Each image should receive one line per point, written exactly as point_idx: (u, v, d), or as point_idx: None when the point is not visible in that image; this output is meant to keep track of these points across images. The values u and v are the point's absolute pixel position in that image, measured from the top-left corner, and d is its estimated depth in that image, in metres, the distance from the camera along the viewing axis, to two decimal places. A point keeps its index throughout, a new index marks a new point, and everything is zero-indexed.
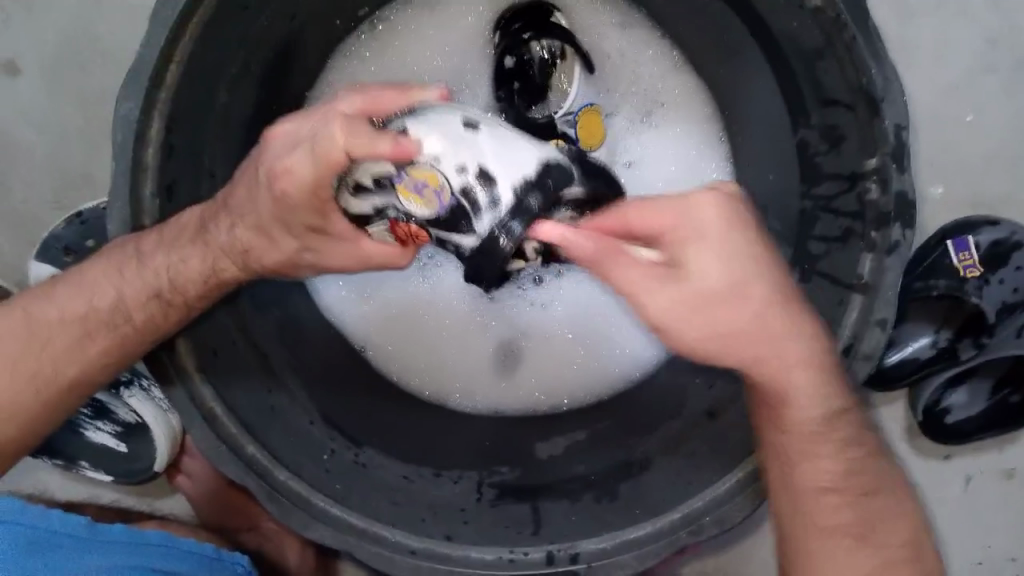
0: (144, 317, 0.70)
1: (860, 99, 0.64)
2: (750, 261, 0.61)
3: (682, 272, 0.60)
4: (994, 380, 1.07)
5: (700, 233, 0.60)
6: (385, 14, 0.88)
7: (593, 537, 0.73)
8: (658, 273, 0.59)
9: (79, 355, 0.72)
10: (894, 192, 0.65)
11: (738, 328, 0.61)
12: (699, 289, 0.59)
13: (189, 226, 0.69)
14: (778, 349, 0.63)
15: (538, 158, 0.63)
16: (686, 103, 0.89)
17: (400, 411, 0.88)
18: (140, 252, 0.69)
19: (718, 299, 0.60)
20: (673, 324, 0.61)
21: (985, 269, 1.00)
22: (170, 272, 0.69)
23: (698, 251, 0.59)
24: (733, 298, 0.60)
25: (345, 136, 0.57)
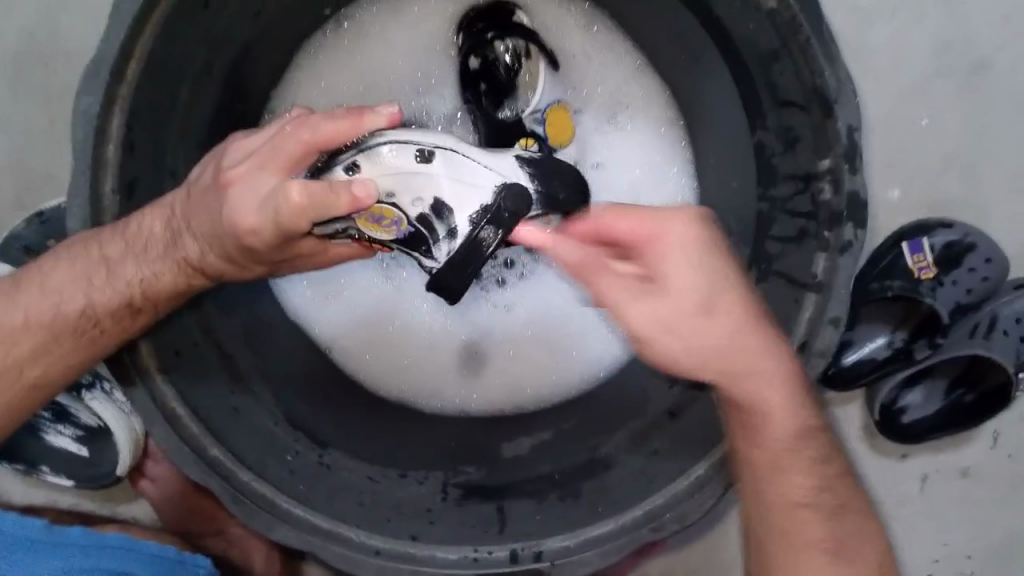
0: (115, 321, 0.69)
1: (815, 102, 0.66)
2: (724, 275, 0.62)
3: (659, 281, 0.62)
4: (948, 379, 1.10)
5: (694, 248, 0.62)
6: (352, 15, 0.88)
7: (557, 535, 0.73)
8: (636, 283, 0.62)
9: (49, 359, 0.71)
10: (847, 192, 0.66)
11: (710, 345, 0.63)
12: (676, 300, 0.61)
13: (156, 238, 0.68)
14: (719, 365, 0.64)
15: (495, 182, 0.65)
16: (650, 104, 0.90)
17: (366, 411, 0.88)
18: (108, 259, 0.68)
19: (696, 311, 0.62)
20: (653, 339, 0.62)
21: (940, 270, 1.03)
22: (143, 283, 0.69)
23: (670, 260, 0.62)
24: (704, 311, 0.62)
25: (304, 201, 0.59)
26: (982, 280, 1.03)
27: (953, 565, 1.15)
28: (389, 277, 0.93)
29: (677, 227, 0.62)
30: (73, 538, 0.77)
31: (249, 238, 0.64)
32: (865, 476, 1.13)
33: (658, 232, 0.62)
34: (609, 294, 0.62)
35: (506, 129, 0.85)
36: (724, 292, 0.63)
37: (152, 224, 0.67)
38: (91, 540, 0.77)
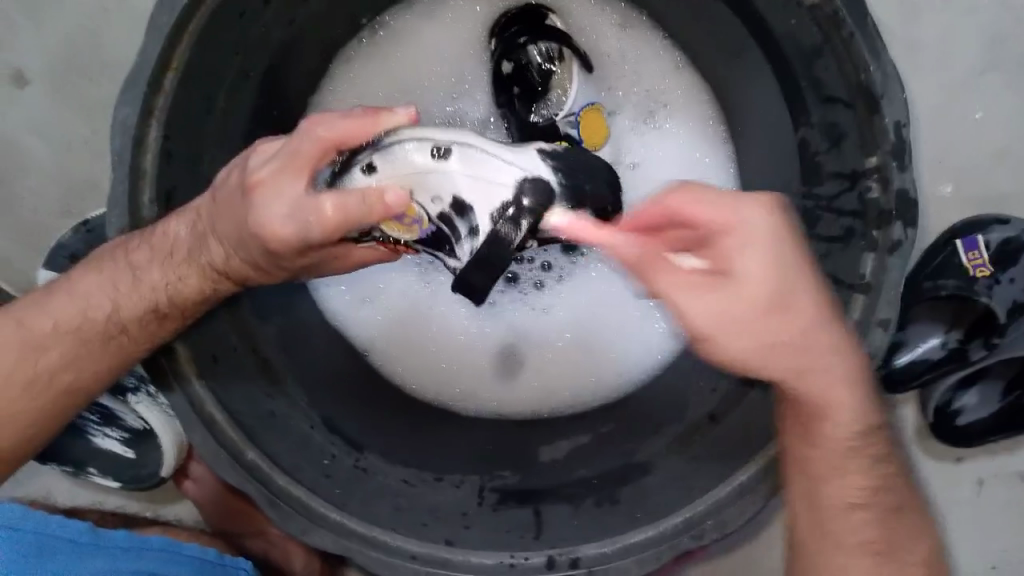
0: (140, 327, 0.69)
1: (859, 97, 0.64)
2: (794, 266, 0.60)
3: (706, 279, 0.59)
4: (1005, 382, 1.06)
5: (768, 241, 0.59)
6: (386, 18, 0.87)
7: (594, 543, 0.72)
8: (704, 274, 0.59)
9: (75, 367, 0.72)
10: (896, 191, 0.63)
11: (784, 342, 0.61)
12: (744, 291, 0.59)
13: (177, 245, 0.68)
14: (782, 363, 0.62)
15: (518, 175, 0.62)
16: (687, 102, 0.89)
17: (401, 414, 0.88)
18: (129, 264, 0.69)
19: (762, 306, 0.59)
20: (730, 340, 0.60)
21: (995, 269, 0.98)
22: (169, 289, 0.69)
23: (745, 250, 0.59)
24: (769, 304, 0.60)
25: (335, 207, 0.59)
26: None
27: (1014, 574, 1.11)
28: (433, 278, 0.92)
29: (737, 217, 0.59)
30: (118, 541, 0.77)
31: (274, 243, 0.63)
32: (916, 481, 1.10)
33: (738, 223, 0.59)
34: (683, 283, 0.59)
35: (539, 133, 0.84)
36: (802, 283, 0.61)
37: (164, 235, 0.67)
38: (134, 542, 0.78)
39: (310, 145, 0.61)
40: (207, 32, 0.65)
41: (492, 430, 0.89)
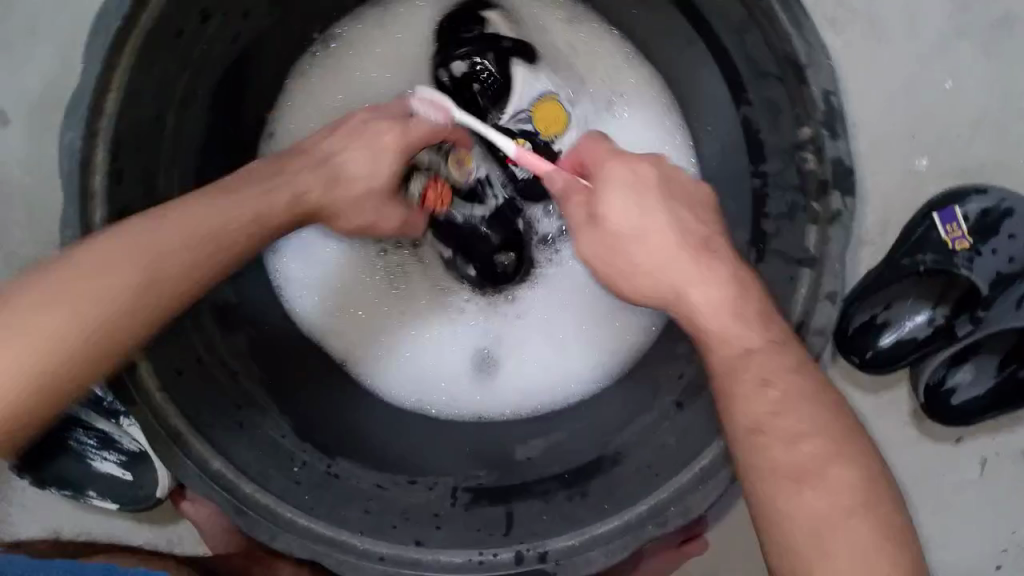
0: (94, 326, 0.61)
1: (788, 70, 0.63)
2: (655, 215, 0.69)
3: (648, 224, 0.68)
4: (998, 357, 1.03)
5: (691, 193, 0.71)
6: (340, 30, 0.89)
7: (562, 535, 0.71)
8: (654, 219, 0.69)
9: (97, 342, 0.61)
10: (831, 160, 0.63)
11: (681, 290, 0.67)
12: (613, 226, 0.69)
13: (172, 228, 0.64)
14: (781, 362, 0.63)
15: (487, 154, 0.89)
16: (643, 90, 0.89)
17: (371, 421, 0.88)
18: (136, 250, 0.62)
19: (688, 251, 0.68)
20: (694, 291, 0.67)
21: (976, 240, 0.96)
22: (156, 256, 0.63)
23: (611, 191, 0.69)
24: (697, 256, 0.67)
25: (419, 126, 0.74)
26: None
27: None
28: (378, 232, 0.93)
29: (618, 173, 0.70)
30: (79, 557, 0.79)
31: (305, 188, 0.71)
32: (915, 464, 1.07)
33: (614, 181, 0.70)
34: (640, 235, 0.68)
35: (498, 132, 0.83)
36: (665, 221, 0.68)
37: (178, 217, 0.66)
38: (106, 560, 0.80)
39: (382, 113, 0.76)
40: (147, 54, 0.67)
41: (468, 433, 0.89)
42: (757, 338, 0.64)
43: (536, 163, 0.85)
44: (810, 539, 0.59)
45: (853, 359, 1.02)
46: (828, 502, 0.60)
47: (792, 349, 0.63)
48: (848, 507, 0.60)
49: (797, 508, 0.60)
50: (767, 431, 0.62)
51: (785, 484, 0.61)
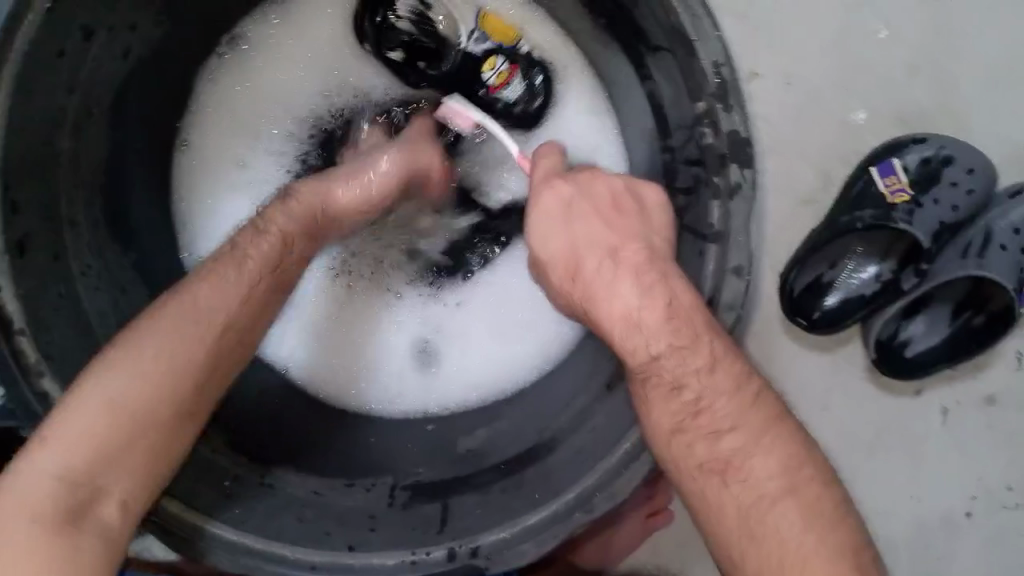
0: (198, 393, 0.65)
1: (676, 42, 0.61)
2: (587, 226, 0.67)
3: (575, 242, 0.67)
4: (952, 306, 1.01)
5: (611, 193, 0.68)
6: (244, 30, 0.88)
7: (493, 528, 0.71)
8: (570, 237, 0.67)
9: (159, 422, 0.60)
10: (726, 133, 0.61)
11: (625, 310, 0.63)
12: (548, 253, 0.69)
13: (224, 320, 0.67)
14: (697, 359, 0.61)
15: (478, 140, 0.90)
16: (573, 65, 0.88)
17: (303, 429, 0.87)
18: (154, 367, 0.61)
19: (609, 264, 0.66)
20: (603, 300, 0.65)
21: (916, 191, 0.95)
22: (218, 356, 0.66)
23: (541, 215, 0.69)
24: (611, 260, 0.66)
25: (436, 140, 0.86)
26: (967, 195, 0.95)
27: (996, 502, 1.06)
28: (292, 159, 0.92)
29: (547, 196, 0.69)
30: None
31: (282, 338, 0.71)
32: (877, 420, 1.06)
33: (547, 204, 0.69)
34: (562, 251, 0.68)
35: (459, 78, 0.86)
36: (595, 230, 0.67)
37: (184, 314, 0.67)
38: None
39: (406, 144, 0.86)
40: (26, 77, 0.65)
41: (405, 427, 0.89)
42: (665, 350, 0.62)
43: (517, 72, 0.86)
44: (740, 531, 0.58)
45: (799, 321, 0.99)
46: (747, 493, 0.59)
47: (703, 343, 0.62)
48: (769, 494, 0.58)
49: (723, 502, 0.59)
50: (698, 424, 0.61)
51: (712, 478, 0.60)
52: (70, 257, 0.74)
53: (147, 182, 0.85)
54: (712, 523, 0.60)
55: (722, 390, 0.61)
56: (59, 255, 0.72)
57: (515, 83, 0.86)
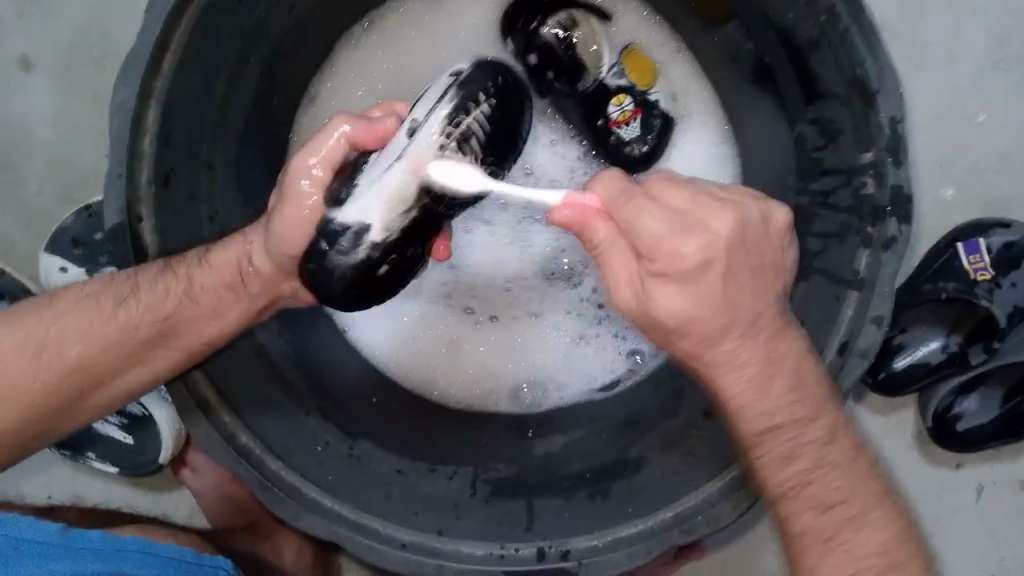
0: (185, 313, 0.71)
1: (856, 93, 0.64)
2: (738, 279, 0.62)
3: (705, 268, 0.61)
4: (1005, 388, 1.00)
5: (766, 255, 0.64)
6: (393, 6, 0.89)
7: (585, 535, 0.72)
8: (697, 288, 0.61)
9: (142, 325, 0.70)
10: (890, 186, 0.64)
11: (755, 370, 0.64)
12: (666, 288, 0.61)
13: (228, 269, 0.72)
14: (746, 381, 0.64)
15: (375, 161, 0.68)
16: (710, 111, 0.88)
17: (384, 412, 0.85)
18: (58, 318, 0.71)
19: (750, 325, 0.63)
20: (728, 374, 0.64)
21: (997, 271, 0.94)
22: (201, 286, 0.71)
23: (648, 214, 0.61)
24: (748, 327, 0.63)
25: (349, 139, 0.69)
26: None
27: None
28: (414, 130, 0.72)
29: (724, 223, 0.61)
30: (84, 541, 0.76)
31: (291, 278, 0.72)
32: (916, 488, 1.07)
33: (699, 233, 0.61)
34: (678, 281, 0.61)
35: (594, 101, 0.85)
36: (747, 295, 0.62)
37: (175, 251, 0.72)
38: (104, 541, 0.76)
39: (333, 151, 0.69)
40: (208, 17, 0.66)
41: (455, 419, 0.88)
42: (778, 398, 0.64)
43: (639, 115, 0.85)
44: (817, 540, 0.64)
45: (866, 378, 1.00)
46: (833, 518, 0.64)
47: (801, 397, 0.64)
48: (851, 518, 0.64)
49: (806, 524, 0.64)
50: (790, 462, 0.64)
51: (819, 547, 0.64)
52: (203, 202, 0.75)
53: (271, 139, 0.85)
54: (794, 533, 0.65)
55: (818, 434, 0.64)
56: (194, 197, 0.73)
57: (634, 124, 0.85)
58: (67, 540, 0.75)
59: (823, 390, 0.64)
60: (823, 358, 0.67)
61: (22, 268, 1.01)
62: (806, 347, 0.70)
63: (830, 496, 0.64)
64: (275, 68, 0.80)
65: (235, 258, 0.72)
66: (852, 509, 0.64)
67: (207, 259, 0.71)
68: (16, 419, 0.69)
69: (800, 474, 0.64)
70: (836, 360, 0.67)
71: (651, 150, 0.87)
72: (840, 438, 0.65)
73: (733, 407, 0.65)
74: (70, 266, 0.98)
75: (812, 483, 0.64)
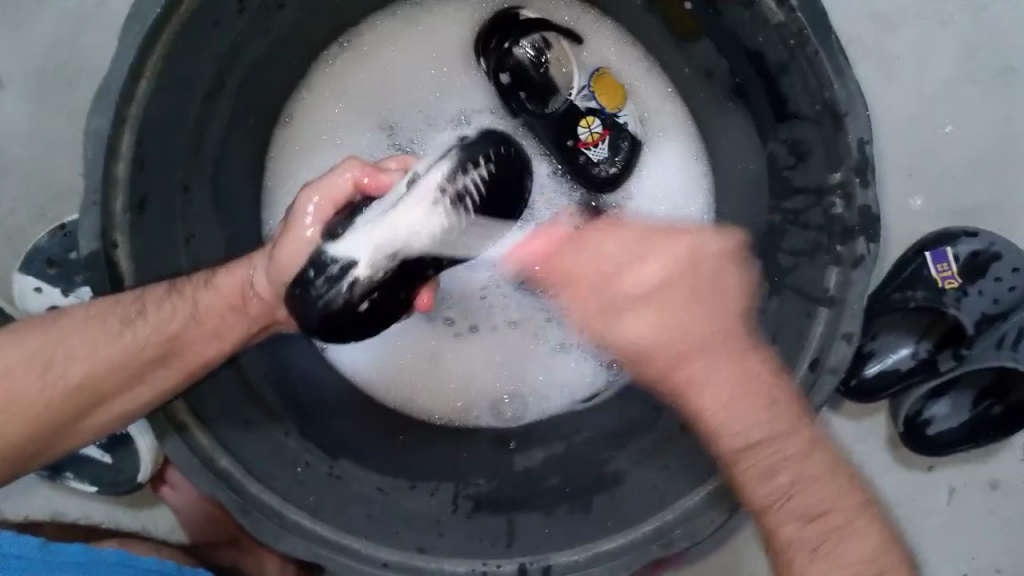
0: (194, 334, 0.72)
1: (824, 115, 0.65)
2: (683, 311, 0.70)
3: (655, 289, 0.72)
4: (977, 390, 1.02)
5: (726, 281, 0.73)
6: (368, 24, 0.89)
7: (565, 550, 0.73)
8: (658, 308, 0.71)
9: (151, 347, 0.71)
10: (859, 206, 0.66)
11: (726, 388, 0.68)
12: (631, 316, 0.72)
13: (233, 289, 0.73)
14: (709, 390, 0.68)
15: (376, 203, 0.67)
16: (676, 130, 0.89)
17: (360, 430, 0.85)
18: (64, 335, 0.70)
19: (711, 348, 0.69)
20: (702, 390, 0.69)
21: (964, 279, 0.95)
22: (207, 305, 0.72)
23: (644, 303, 0.71)
24: (693, 348, 0.69)
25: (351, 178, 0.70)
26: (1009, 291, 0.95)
27: None
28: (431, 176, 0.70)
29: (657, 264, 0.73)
30: (71, 555, 0.76)
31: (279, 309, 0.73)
32: None
33: (649, 264, 0.73)
34: (648, 305, 0.71)
35: (566, 123, 0.87)
36: (684, 314, 0.70)
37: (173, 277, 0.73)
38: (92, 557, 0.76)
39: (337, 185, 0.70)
40: (182, 42, 0.66)
41: (436, 434, 0.88)
42: (754, 416, 0.67)
43: (608, 137, 0.87)
44: (805, 553, 0.65)
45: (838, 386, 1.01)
46: (818, 529, 0.65)
47: (779, 411, 0.66)
48: (838, 527, 0.65)
49: (789, 536, 0.66)
50: (774, 476, 0.66)
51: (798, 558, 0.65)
52: (179, 225, 0.75)
53: (247, 158, 0.85)
54: (779, 547, 0.66)
55: (795, 448, 0.66)
56: (170, 220, 0.74)
57: (603, 146, 0.87)
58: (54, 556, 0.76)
59: (786, 398, 0.67)
60: (795, 374, 0.69)
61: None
62: (779, 363, 0.72)
63: (812, 508, 0.65)
64: (250, 88, 0.80)
65: (239, 281, 0.73)
66: (837, 519, 0.65)
67: (211, 282, 0.73)
68: (18, 435, 0.69)
69: (784, 485, 0.66)
70: (808, 376, 0.69)
71: (619, 174, 0.88)
72: (815, 453, 0.67)
73: (706, 425, 0.69)
74: (45, 286, 0.97)
75: (795, 496, 0.66)
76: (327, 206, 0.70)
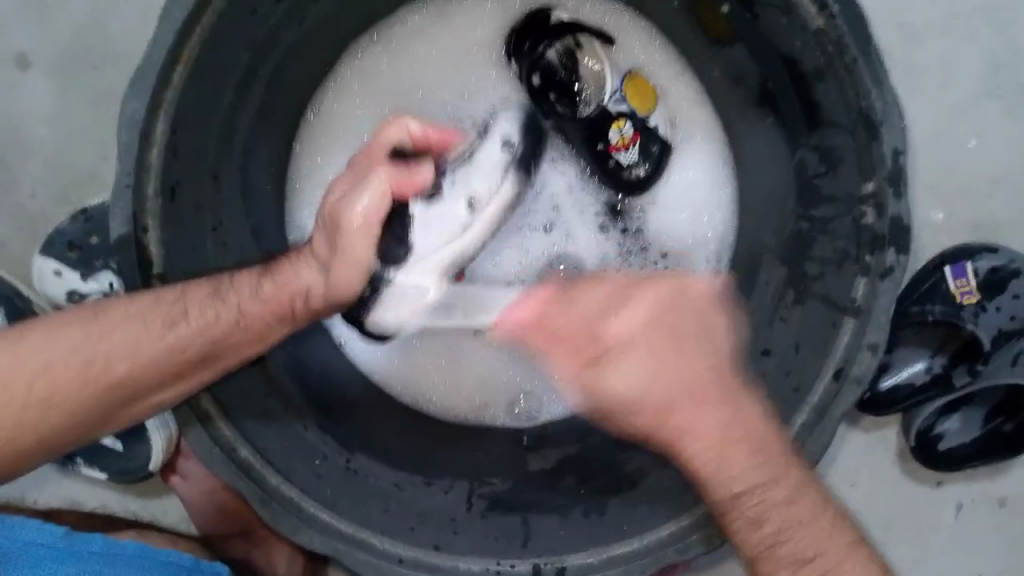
0: (238, 340, 0.72)
1: (860, 124, 0.65)
2: (669, 360, 0.67)
3: (639, 335, 0.67)
4: (989, 407, 1.00)
5: (711, 324, 0.70)
6: (400, 19, 0.89)
7: (580, 552, 0.73)
8: (647, 351, 0.67)
9: (193, 350, 0.70)
10: (890, 217, 0.66)
11: (733, 439, 0.66)
12: (614, 387, 0.67)
13: (279, 298, 0.73)
14: (695, 437, 0.66)
15: (434, 214, 0.74)
16: (706, 136, 0.89)
17: (377, 425, 0.85)
18: (105, 332, 0.70)
19: (688, 397, 0.67)
20: (695, 432, 0.66)
21: (984, 295, 0.95)
22: (246, 313, 0.71)
23: (626, 356, 0.67)
24: (687, 393, 0.67)
25: (388, 181, 0.69)
26: None
27: None
28: (460, 163, 0.77)
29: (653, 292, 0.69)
30: (90, 546, 0.76)
31: (321, 311, 0.74)
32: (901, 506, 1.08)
33: (635, 305, 0.68)
34: (626, 353, 0.67)
35: (596, 128, 0.86)
36: (682, 368, 0.67)
37: (217, 275, 0.73)
38: (108, 548, 0.76)
39: (377, 195, 0.69)
40: (218, 29, 0.66)
41: (454, 432, 0.88)
42: (743, 463, 0.65)
43: (638, 140, 0.86)
44: None
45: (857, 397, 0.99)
46: (815, 571, 0.65)
47: (769, 461, 0.66)
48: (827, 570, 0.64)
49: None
50: (762, 526, 0.65)
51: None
52: (207, 213, 0.75)
53: (273, 149, 0.85)
54: None
55: (781, 495, 0.65)
56: (199, 208, 0.74)
57: (633, 149, 0.87)
58: (71, 546, 0.76)
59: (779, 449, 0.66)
60: (819, 383, 0.69)
61: (14, 271, 1.00)
62: (803, 371, 0.71)
63: (804, 552, 0.65)
64: (280, 78, 0.80)
65: (290, 293, 0.73)
66: (828, 561, 0.65)
67: (260, 290, 0.72)
68: (57, 423, 0.69)
69: (771, 534, 0.65)
70: (832, 385, 0.69)
71: (648, 174, 0.88)
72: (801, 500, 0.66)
73: (701, 471, 0.66)
74: (64, 270, 0.97)
75: (784, 542, 0.65)
76: (373, 213, 0.69)
